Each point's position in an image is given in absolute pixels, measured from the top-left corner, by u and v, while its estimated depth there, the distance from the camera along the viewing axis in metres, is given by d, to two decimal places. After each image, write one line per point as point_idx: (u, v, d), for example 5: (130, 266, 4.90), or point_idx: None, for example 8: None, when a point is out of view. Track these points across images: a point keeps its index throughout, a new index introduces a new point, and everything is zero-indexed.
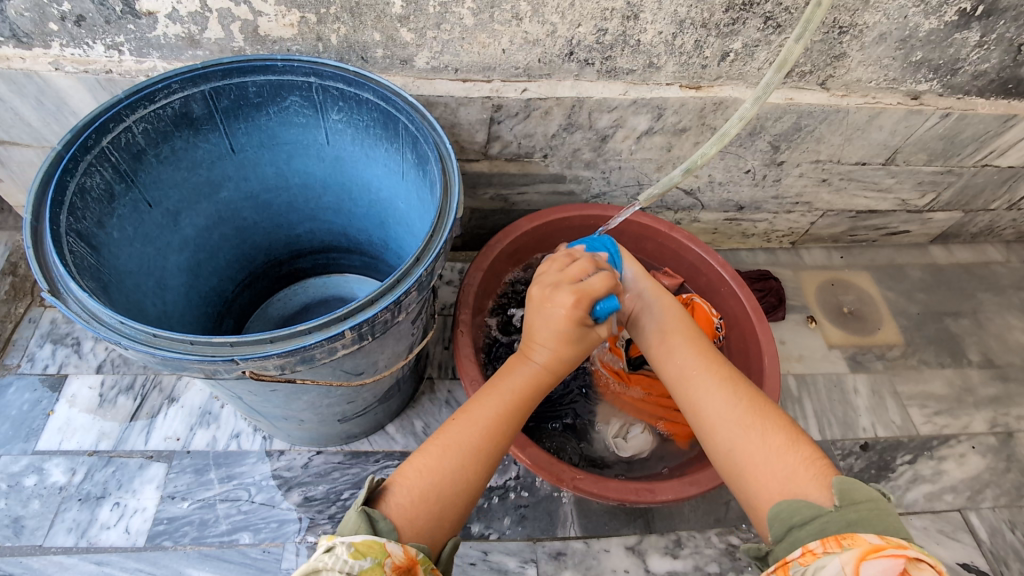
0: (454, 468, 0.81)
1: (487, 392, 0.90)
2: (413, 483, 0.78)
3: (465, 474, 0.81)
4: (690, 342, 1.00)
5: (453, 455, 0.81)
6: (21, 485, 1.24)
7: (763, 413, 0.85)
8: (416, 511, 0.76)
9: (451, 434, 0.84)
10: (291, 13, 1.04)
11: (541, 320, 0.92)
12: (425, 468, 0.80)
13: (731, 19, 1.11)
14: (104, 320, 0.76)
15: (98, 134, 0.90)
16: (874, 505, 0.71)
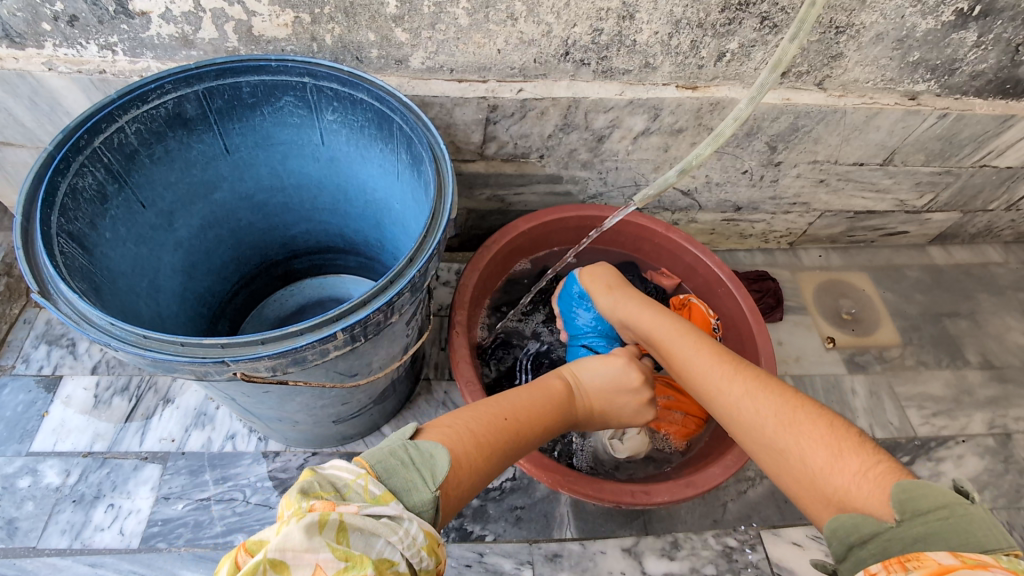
0: (496, 455, 0.79)
1: (529, 396, 0.91)
2: (469, 453, 0.74)
3: (499, 464, 0.79)
4: (703, 357, 0.98)
5: (498, 442, 0.80)
6: (16, 486, 1.23)
7: (794, 421, 0.81)
8: (467, 483, 0.72)
9: (502, 421, 0.82)
10: (285, 13, 1.03)
11: (623, 403, 1.02)
12: (477, 441, 0.77)
13: (727, 19, 1.11)
14: (94, 322, 0.75)
15: (91, 134, 0.90)
16: (945, 514, 0.61)
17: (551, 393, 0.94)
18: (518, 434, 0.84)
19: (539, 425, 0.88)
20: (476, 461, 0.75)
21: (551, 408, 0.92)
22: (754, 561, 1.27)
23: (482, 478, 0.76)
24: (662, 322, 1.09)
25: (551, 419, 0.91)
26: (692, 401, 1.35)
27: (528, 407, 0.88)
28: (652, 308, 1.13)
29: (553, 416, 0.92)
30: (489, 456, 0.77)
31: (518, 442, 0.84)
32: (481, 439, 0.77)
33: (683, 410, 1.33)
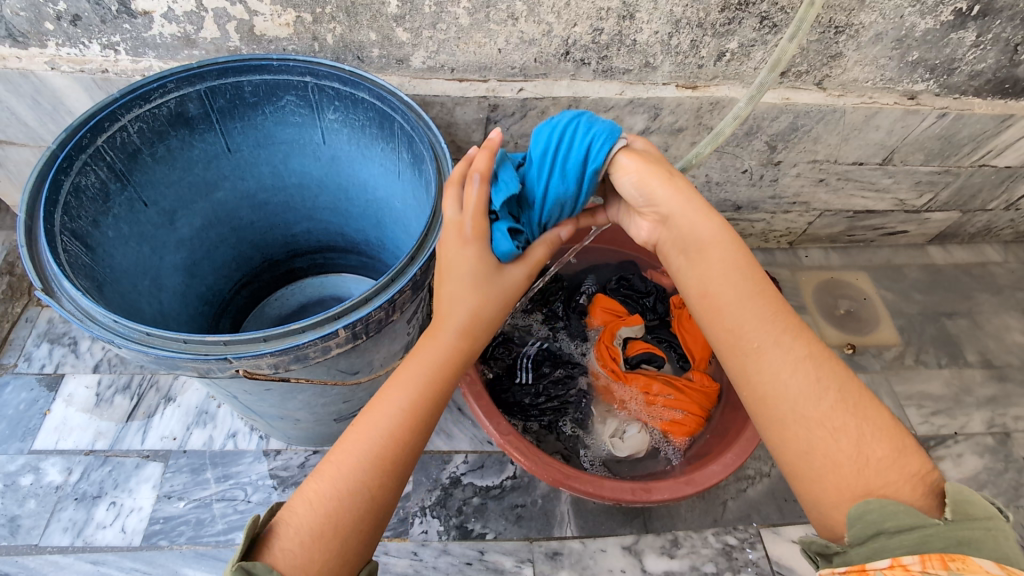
0: (354, 502, 0.72)
1: (386, 393, 0.78)
2: (300, 531, 0.70)
3: (368, 497, 0.73)
4: (746, 294, 0.75)
5: (345, 486, 0.72)
6: (17, 484, 1.24)
7: (858, 408, 0.72)
8: (317, 561, 0.69)
9: (345, 461, 0.73)
10: (286, 13, 1.04)
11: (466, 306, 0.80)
12: (309, 507, 0.71)
13: (726, 19, 1.12)
14: (98, 319, 0.76)
15: (93, 133, 0.91)
16: (989, 525, 0.63)
17: (418, 361, 0.79)
18: (375, 453, 0.74)
19: (398, 427, 0.76)
20: (317, 529, 0.70)
21: (419, 387, 0.78)
22: (753, 560, 1.28)
23: (348, 534, 0.71)
24: (703, 232, 0.76)
25: (411, 400, 0.77)
26: (692, 401, 1.34)
27: (380, 413, 0.76)
28: (694, 204, 0.76)
29: (425, 394, 0.78)
30: (332, 514, 0.71)
31: (375, 457, 0.74)
32: (312, 504, 0.71)
33: (681, 408, 1.33)
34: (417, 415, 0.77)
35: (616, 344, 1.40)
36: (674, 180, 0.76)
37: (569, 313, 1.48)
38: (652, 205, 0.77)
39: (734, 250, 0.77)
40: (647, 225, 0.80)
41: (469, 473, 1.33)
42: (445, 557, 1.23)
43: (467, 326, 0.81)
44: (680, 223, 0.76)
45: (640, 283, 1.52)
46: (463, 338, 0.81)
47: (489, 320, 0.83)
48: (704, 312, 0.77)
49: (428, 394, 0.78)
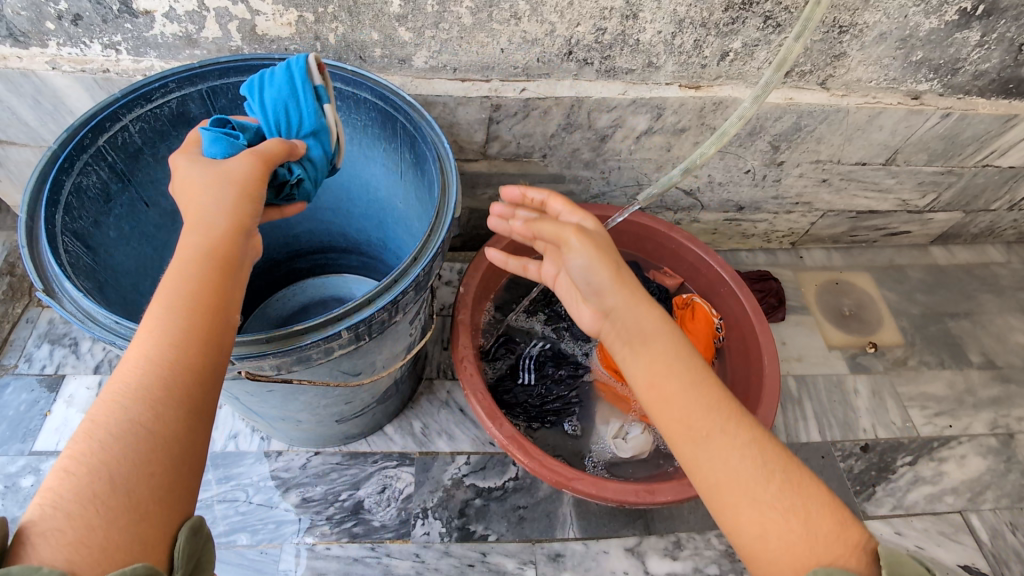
0: (130, 445, 0.51)
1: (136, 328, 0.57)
2: (59, 502, 0.48)
3: (150, 434, 0.52)
4: (689, 380, 0.71)
5: (110, 434, 0.51)
6: (18, 485, 1.23)
7: (799, 482, 0.66)
8: (90, 533, 0.48)
9: (98, 410, 0.52)
10: (289, 13, 1.03)
11: (210, 200, 0.64)
12: (65, 473, 0.49)
13: (730, 19, 1.11)
14: (99, 320, 0.75)
15: (95, 133, 0.90)
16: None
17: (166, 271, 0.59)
18: (131, 384, 0.53)
19: (162, 344, 0.55)
20: (84, 494, 0.49)
21: (179, 292, 0.57)
22: None
23: (133, 486, 0.51)
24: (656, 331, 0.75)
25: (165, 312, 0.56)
26: None
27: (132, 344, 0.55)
28: (638, 293, 0.77)
29: (185, 301, 0.57)
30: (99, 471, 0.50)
31: (141, 388, 0.53)
32: (66, 470, 0.50)
33: None
34: (177, 324, 0.56)
35: None
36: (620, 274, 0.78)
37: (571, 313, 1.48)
38: (600, 293, 0.78)
39: (678, 338, 0.75)
40: (589, 313, 0.82)
41: (471, 474, 1.33)
42: (446, 559, 1.23)
43: (209, 218, 0.62)
44: (622, 316, 0.76)
45: (644, 284, 1.51)
46: (214, 229, 0.62)
47: (238, 209, 0.65)
48: (653, 405, 0.73)
49: (185, 297, 0.57)
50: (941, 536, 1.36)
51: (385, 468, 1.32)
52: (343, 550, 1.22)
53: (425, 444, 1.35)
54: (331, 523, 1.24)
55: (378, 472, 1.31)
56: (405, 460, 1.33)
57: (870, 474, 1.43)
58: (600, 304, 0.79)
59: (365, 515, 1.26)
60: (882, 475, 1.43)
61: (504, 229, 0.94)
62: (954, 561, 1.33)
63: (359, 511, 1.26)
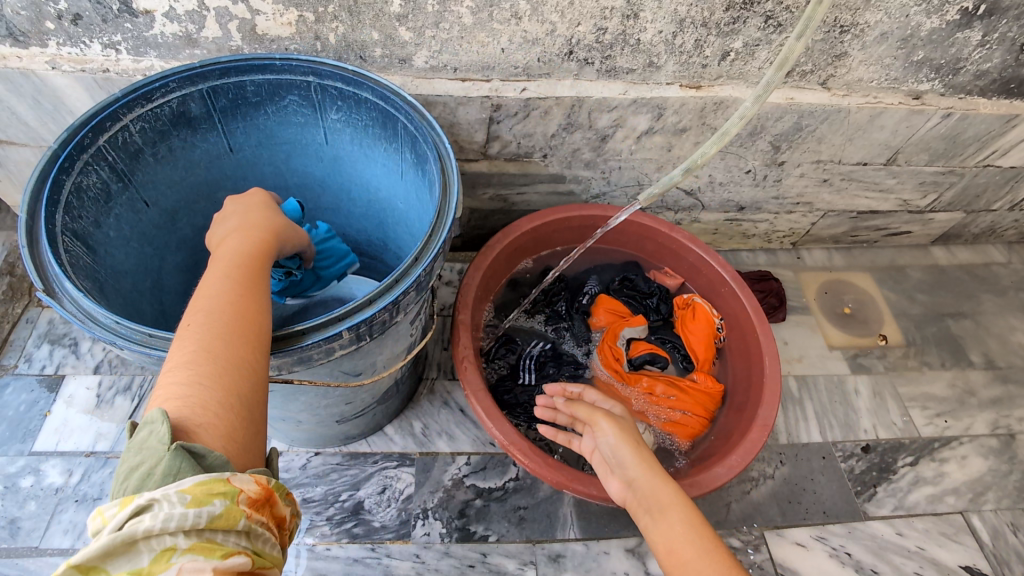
0: (247, 368, 0.60)
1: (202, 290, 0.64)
2: (208, 403, 0.55)
3: (261, 365, 0.62)
4: (702, 547, 0.74)
5: (235, 358, 0.59)
6: (18, 486, 1.23)
7: None
8: (233, 432, 0.56)
9: (211, 341, 0.59)
10: (289, 12, 1.03)
11: (264, 214, 0.80)
12: (200, 386, 0.56)
13: (731, 19, 1.11)
14: (99, 320, 0.75)
15: (94, 133, 0.90)
16: None
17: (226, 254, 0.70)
18: (240, 321, 0.62)
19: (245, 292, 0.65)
20: (224, 402, 0.56)
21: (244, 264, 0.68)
22: (756, 562, 1.28)
23: (254, 402, 0.59)
24: (672, 501, 0.80)
25: (249, 277, 0.67)
26: (694, 401, 1.34)
27: (213, 293, 0.63)
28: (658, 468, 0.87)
29: (252, 270, 0.69)
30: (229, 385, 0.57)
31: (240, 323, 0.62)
32: (198, 382, 0.56)
33: (685, 408, 1.33)
34: (262, 287, 0.68)
35: (620, 345, 1.40)
36: (643, 454, 0.89)
37: (571, 314, 1.48)
38: (623, 466, 0.88)
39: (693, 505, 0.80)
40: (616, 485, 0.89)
41: (471, 475, 1.33)
42: (447, 560, 1.22)
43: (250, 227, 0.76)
44: (642, 486, 0.84)
45: (645, 284, 1.50)
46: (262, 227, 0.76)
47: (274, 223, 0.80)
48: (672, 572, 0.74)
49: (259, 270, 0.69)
50: (942, 537, 1.36)
51: (385, 468, 1.32)
52: (343, 551, 1.21)
53: (425, 444, 1.35)
54: (331, 523, 1.24)
55: (379, 472, 1.31)
56: (405, 461, 1.33)
57: (871, 475, 1.42)
58: (624, 474, 0.88)
59: (365, 516, 1.25)
60: (883, 476, 1.43)
61: (548, 417, 1.08)
62: (956, 562, 1.33)
63: (359, 511, 1.26)
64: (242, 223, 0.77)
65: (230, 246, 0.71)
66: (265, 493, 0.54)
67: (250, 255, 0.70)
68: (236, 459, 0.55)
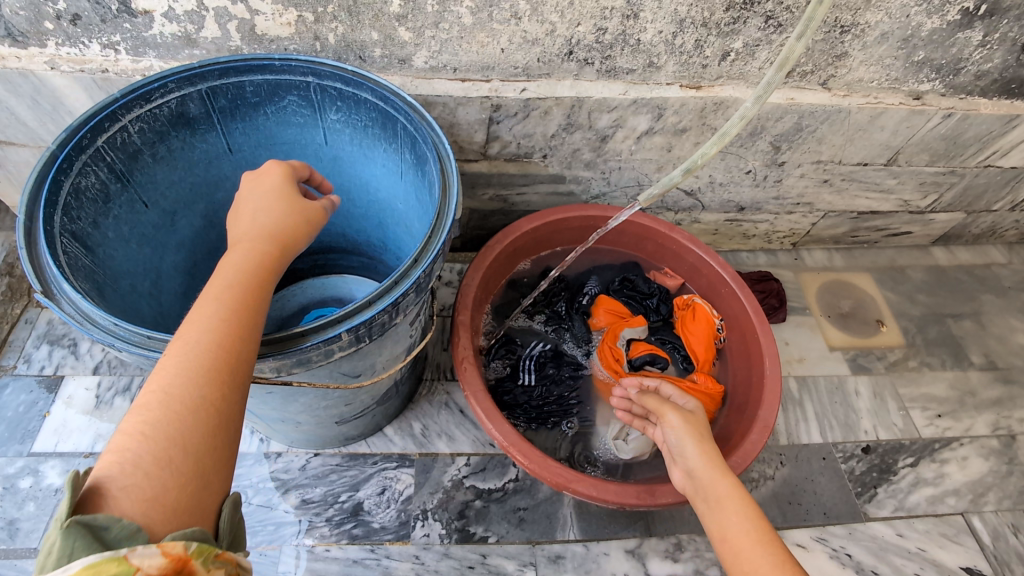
0: (202, 417, 0.57)
1: (190, 317, 0.62)
2: (136, 463, 0.53)
3: (220, 413, 0.59)
4: (757, 540, 0.80)
5: (190, 403, 0.57)
6: (16, 487, 1.23)
7: None
8: (162, 494, 0.53)
9: (171, 383, 0.57)
10: (288, 12, 1.03)
11: (280, 209, 0.75)
12: (142, 437, 0.54)
13: (731, 19, 1.11)
14: (98, 322, 0.75)
15: (93, 133, 0.90)
16: None
17: (229, 269, 0.66)
18: (206, 360, 0.59)
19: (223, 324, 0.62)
20: (162, 459, 0.54)
21: (238, 284, 0.65)
22: None
23: (202, 454, 0.57)
24: (734, 499, 0.86)
25: (238, 304, 0.64)
26: (695, 402, 1.34)
27: (196, 322, 0.61)
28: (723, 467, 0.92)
29: (248, 291, 0.65)
30: (173, 440, 0.55)
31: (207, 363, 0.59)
32: (141, 434, 0.54)
33: None
34: (251, 317, 0.64)
35: (620, 345, 1.40)
36: (706, 447, 0.96)
37: (571, 315, 1.47)
38: (686, 458, 0.96)
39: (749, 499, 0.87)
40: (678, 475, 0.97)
41: (471, 475, 1.32)
42: (446, 561, 1.22)
43: (262, 231, 0.72)
44: (703, 476, 0.92)
45: (645, 285, 1.50)
46: (275, 231, 0.72)
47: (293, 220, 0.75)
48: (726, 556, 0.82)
49: (254, 296, 0.66)
50: (942, 538, 1.36)
51: (385, 469, 1.31)
52: (342, 552, 1.21)
53: (425, 445, 1.35)
54: (331, 524, 1.24)
55: (378, 474, 1.31)
56: (405, 462, 1.32)
57: (872, 476, 1.42)
58: (686, 465, 0.96)
59: (365, 517, 1.25)
60: (884, 477, 1.43)
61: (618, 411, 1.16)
62: (956, 564, 1.32)
63: (359, 512, 1.26)
64: (252, 226, 0.72)
65: (232, 260, 0.68)
66: (176, 565, 0.49)
67: (249, 275, 0.67)
68: (168, 522, 0.52)
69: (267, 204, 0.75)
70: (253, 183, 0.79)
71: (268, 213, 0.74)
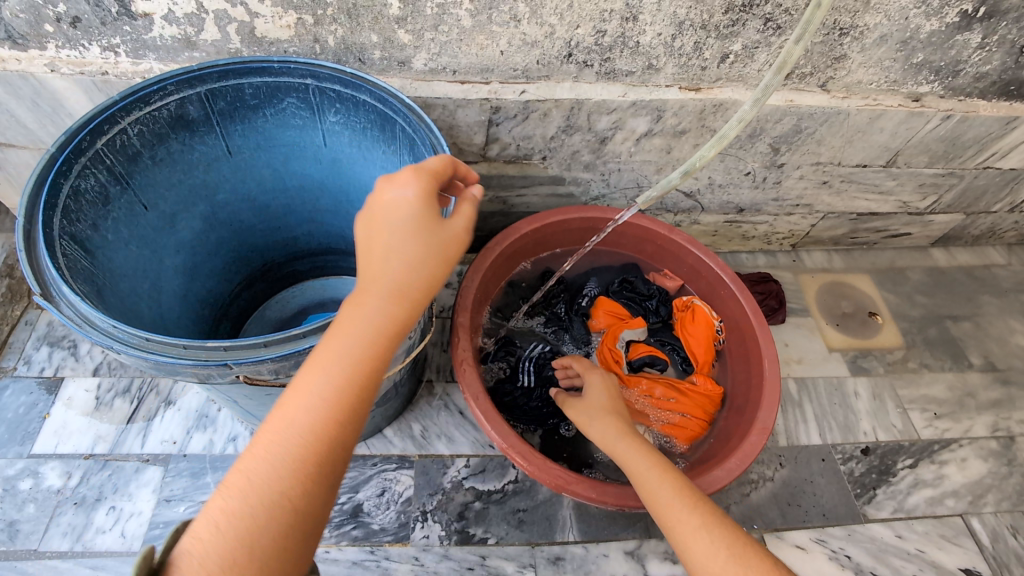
0: (279, 515, 0.58)
1: (294, 397, 0.61)
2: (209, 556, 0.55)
3: (297, 507, 0.59)
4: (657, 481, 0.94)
5: (272, 498, 0.58)
6: (16, 489, 1.23)
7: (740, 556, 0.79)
8: None
9: (259, 469, 0.58)
10: (288, 15, 1.03)
11: (414, 262, 0.65)
12: (222, 524, 0.56)
13: (731, 21, 1.11)
14: (96, 324, 0.75)
15: (93, 136, 0.90)
16: None
17: (348, 331, 0.63)
18: (296, 452, 0.59)
19: (320, 412, 0.61)
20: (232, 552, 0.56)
21: (347, 362, 0.62)
22: None
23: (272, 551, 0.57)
24: (644, 459, 0.97)
25: (341, 397, 0.61)
26: (694, 404, 1.34)
27: (298, 403, 0.61)
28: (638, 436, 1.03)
29: (353, 373, 0.62)
30: (253, 526, 0.57)
31: (296, 455, 0.59)
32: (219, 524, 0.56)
33: (685, 410, 1.33)
34: (350, 407, 0.62)
35: (620, 347, 1.41)
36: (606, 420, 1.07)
37: (571, 316, 1.47)
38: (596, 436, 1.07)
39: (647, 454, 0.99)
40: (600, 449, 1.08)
41: (471, 477, 1.32)
42: (446, 562, 1.22)
43: (393, 289, 0.64)
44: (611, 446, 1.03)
45: (645, 287, 1.50)
46: (402, 293, 0.64)
47: (428, 278, 0.66)
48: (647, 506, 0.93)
49: (365, 373, 0.63)
50: (941, 540, 1.36)
51: (385, 471, 1.32)
52: (342, 553, 1.21)
53: (424, 447, 1.35)
54: (330, 526, 1.24)
55: (378, 475, 1.31)
56: (404, 463, 1.33)
57: (871, 478, 1.42)
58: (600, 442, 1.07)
59: (365, 519, 1.25)
60: (883, 479, 1.43)
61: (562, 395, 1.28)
62: (955, 565, 1.32)
63: (359, 514, 1.26)
64: (382, 264, 0.64)
65: (352, 326, 0.63)
66: None
67: (368, 344, 0.63)
68: None
69: (408, 231, 0.65)
70: (394, 190, 0.66)
71: (403, 252, 0.65)
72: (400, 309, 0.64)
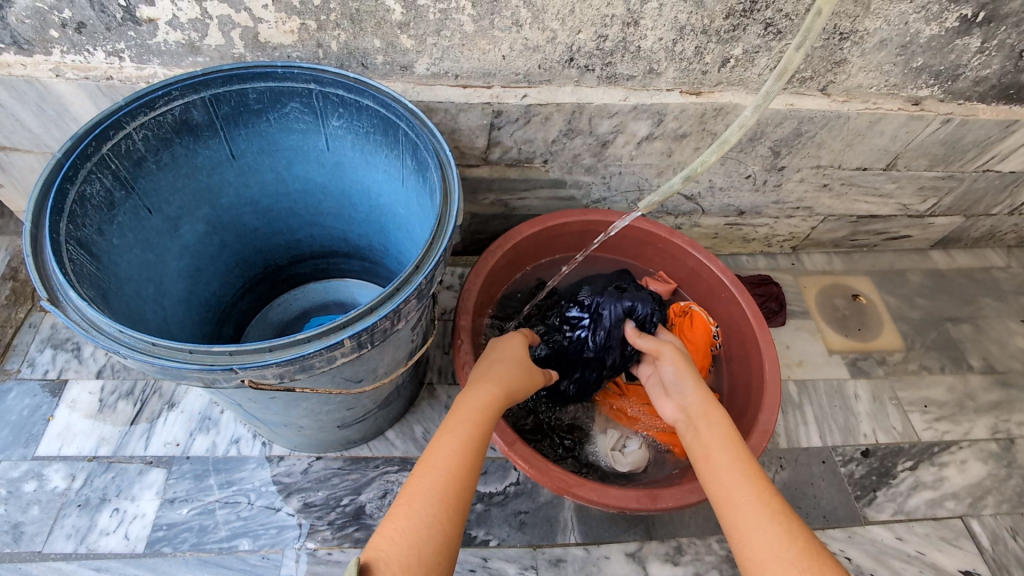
0: (437, 525, 0.77)
1: (437, 446, 0.87)
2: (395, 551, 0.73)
3: (448, 522, 0.79)
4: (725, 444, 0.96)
5: (431, 512, 0.78)
6: (21, 490, 1.24)
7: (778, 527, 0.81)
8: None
9: (421, 492, 0.80)
10: (291, 20, 1.04)
11: (509, 370, 1.06)
12: (402, 533, 0.75)
13: (731, 25, 1.12)
14: (103, 329, 0.76)
15: (99, 141, 0.91)
16: None
17: (465, 405, 0.95)
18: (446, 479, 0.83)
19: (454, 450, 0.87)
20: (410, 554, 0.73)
21: (468, 423, 0.92)
22: None
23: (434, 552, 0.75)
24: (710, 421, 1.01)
25: (468, 443, 0.89)
26: None
27: (440, 450, 0.87)
28: (712, 401, 1.06)
29: (475, 429, 0.91)
30: (422, 534, 0.76)
31: (442, 481, 0.82)
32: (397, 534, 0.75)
33: None
34: (474, 451, 0.89)
35: None
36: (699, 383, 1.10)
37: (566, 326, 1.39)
38: (683, 394, 1.10)
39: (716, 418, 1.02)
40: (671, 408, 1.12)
41: None
42: None
43: (494, 382, 1.02)
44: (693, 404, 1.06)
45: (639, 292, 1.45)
46: (501, 385, 1.02)
47: (517, 380, 1.06)
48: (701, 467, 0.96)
49: (480, 429, 0.92)
50: (941, 541, 1.36)
51: (386, 473, 1.32)
52: (345, 555, 1.22)
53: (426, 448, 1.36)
54: (333, 528, 1.24)
55: (379, 477, 1.32)
56: (406, 466, 1.33)
57: (871, 480, 1.43)
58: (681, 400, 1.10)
59: (366, 521, 1.26)
60: (883, 481, 1.43)
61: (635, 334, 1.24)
62: (955, 567, 1.33)
63: (361, 516, 1.26)
64: (493, 374, 1.04)
65: (468, 404, 0.96)
66: None
67: (481, 411, 0.95)
68: None
69: (508, 360, 1.09)
70: (496, 346, 1.15)
71: (502, 365, 1.07)
72: (499, 393, 1.00)
